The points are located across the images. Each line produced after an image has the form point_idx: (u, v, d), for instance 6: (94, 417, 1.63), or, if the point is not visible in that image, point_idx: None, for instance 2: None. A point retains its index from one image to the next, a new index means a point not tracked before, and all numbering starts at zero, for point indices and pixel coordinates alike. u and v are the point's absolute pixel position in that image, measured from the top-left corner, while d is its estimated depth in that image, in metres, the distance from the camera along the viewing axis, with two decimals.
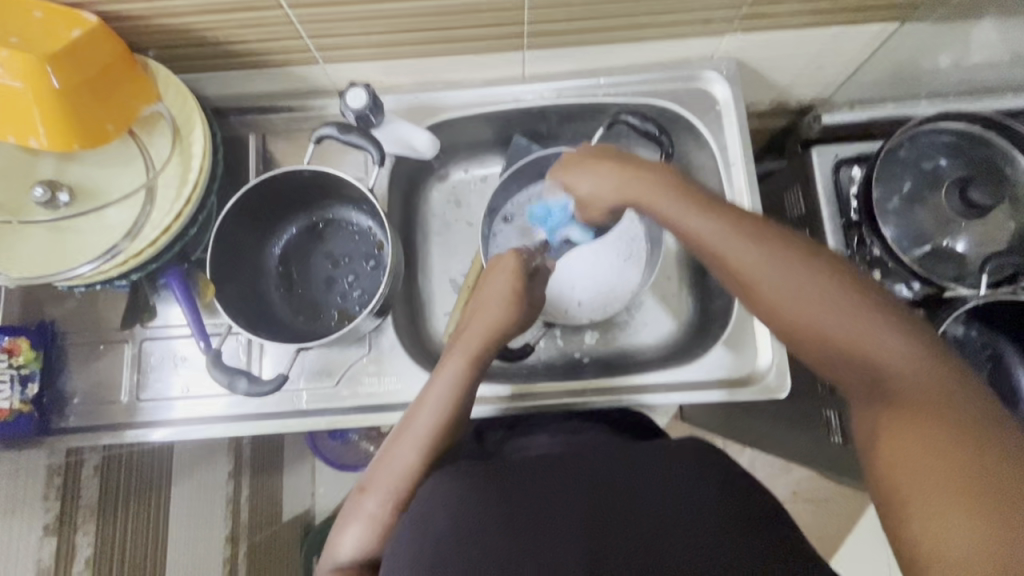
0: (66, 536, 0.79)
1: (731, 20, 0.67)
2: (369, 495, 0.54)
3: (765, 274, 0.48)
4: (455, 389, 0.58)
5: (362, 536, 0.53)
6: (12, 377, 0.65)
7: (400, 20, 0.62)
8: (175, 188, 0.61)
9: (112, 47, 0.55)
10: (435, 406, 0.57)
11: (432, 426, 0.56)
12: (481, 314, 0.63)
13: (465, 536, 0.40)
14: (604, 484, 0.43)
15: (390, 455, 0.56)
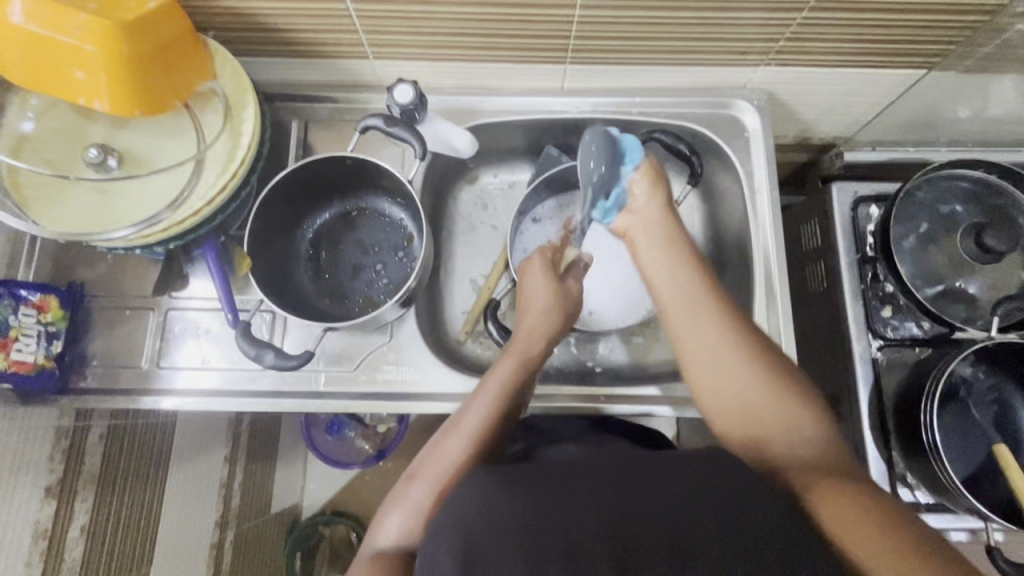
0: (65, 502, 0.79)
1: (766, 53, 0.70)
2: (416, 484, 0.55)
3: (685, 316, 0.58)
4: (505, 381, 0.60)
5: (405, 523, 0.53)
6: (40, 333, 0.66)
7: (452, 24, 0.65)
8: (224, 162, 0.63)
9: (179, 24, 0.57)
10: (486, 397, 0.59)
11: (485, 417, 0.58)
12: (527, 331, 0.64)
13: (489, 529, 0.41)
14: (623, 494, 0.43)
15: (440, 446, 0.57)
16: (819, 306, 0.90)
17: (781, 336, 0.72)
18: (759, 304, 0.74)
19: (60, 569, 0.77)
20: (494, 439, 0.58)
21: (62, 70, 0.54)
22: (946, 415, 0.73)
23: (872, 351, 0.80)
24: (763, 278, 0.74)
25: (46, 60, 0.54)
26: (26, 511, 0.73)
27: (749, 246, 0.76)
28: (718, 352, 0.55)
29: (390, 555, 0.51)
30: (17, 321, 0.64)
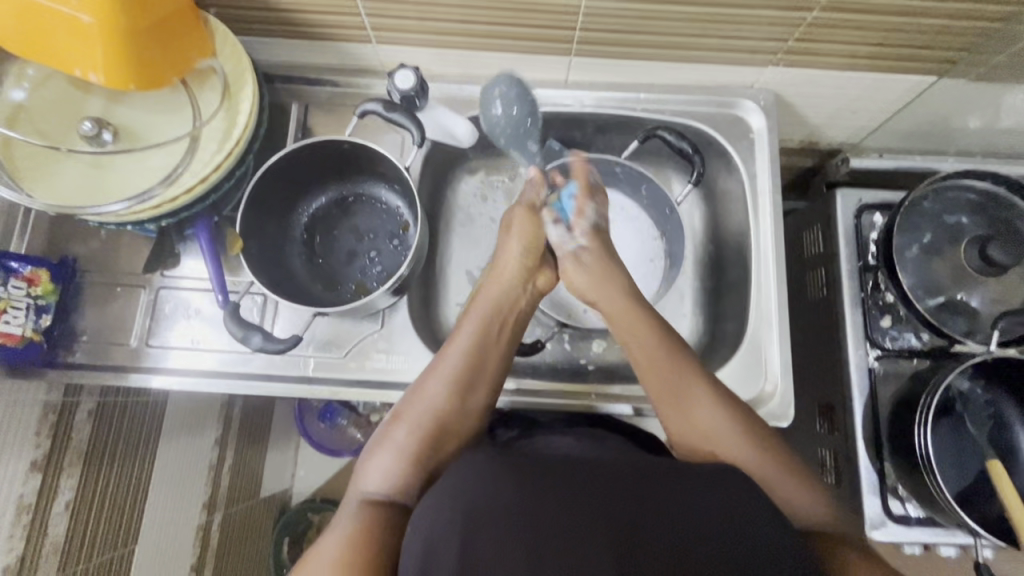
0: (50, 477, 0.78)
1: (775, 53, 0.69)
2: (399, 426, 0.55)
3: (671, 384, 0.59)
4: (481, 327, 0.62)
5: (390, 466, 0.53)
6: (29, 306, 0.65)
7: (456, 10, 0.64)
8: (219, 141, 0.62)
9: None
10: (461, 344, 0.60)
11: (461, 361, 0.59)
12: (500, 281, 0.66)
13: (492, 515, 0.41)
14: (624, 490, 0.44)
15: (420, 390, 0.58)
16: (817, 313, 0.89)
17: (777, 342, 0.71)
18: (755, 308, 0.73)
19: (43, 544, 0.77)
20: (475, 380, 0.59)
21: (55, 39, 0.53)
22: (941, 428, 0.71)
23: (869, 361, 0.79)
24: (761, 282, 0.73)
25: (38, 27, 0.52)
26: (10, 484, 0.73)
27: (749, 249, 0.75)
28: (710, 415, 0.57)
29: (375, 504, 0.50)
30: (6, 293, 0.63)
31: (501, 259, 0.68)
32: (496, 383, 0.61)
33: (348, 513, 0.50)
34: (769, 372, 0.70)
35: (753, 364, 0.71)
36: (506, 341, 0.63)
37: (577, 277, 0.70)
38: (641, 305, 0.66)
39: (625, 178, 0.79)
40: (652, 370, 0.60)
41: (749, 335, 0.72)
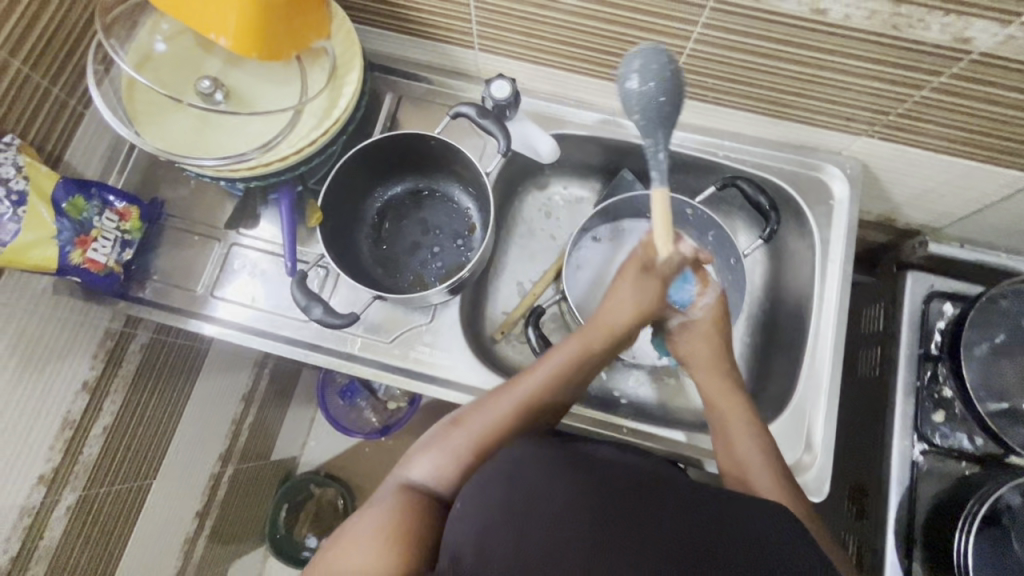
0: (96, 399, 0.83)
1: (872, 123, 0.68)
2: (460, 430, 0.56)
3: (731, 430, 0.61)
4: (571, 361, 0.60)
5: (439, 464, 0.54)
6: (116, 239, 0.70)
7: (562, 31, 0.66)
8: (319, 118, 0.66)
9: None
10: (548, 371, 0.59)
11: (542, 389, 0.58)
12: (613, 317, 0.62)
13: (541, 503, 0.43)
14: (668, 494, 0.44)
15: (490, 402, 0.57)
16: (867, 394, 0.86)
17: (823, 415, 0.69)
18: (804, 375, 0.71)
19: (77, 460, 0.81)
20: (544, 413, 0.58)
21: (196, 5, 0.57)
22: (984, 540, 0.67)
23: (914, 454, 0.76)
24: (816, 350, 0.71)
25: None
26: (61, 399, 0.77)
27: (808, 315, 0.74)
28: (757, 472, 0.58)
29: (417, 491, 0.53)
30: (98, 222, 0.68)
31: (620, 279, 0.63)
32: (561, 413, 0.60)
33: (391, 492, 0.53)
34: (808, 442, 0.69)
35: (793, 433, 0.69)
36: (585, 379, 0.62)
37: (681, 337, 0.66)
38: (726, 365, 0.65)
39: (694, 220, 0.79)
40: (717, 413, 0.63)
41: (795, 400, 0.70)
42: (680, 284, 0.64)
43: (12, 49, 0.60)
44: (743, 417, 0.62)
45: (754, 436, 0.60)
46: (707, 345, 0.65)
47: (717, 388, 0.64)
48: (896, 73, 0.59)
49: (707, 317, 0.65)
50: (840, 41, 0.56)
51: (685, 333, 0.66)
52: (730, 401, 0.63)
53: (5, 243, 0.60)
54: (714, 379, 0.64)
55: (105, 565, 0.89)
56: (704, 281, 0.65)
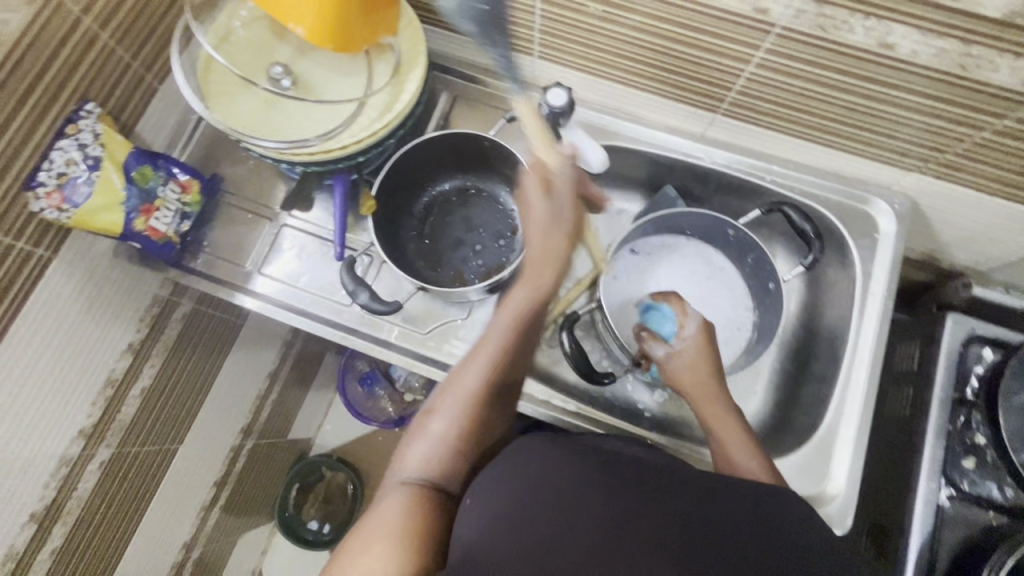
0: (138, 362, 0.86)
1: (926, 160, 0.68)
2: (436, 417, 0.52)
3: (736, 450, 0.61)
4: (519, 318, 0.54)
5: (429, 454, 0.50)
6: (177, 210, 0.73)
7: (623, 45, 0.67)
8: (381, 111, 0.68)
9: None
10: (500, 333, 0.53)
11: (498, 349, 0.53)
12: (533, 244, 0.55)
13: (562, 494, 0.42)
14: (686, 489, 0.44)
15: (455, 379, 0.53)
16: (896, 434, 0.85)
17: (851, 449, 0.68)
18: (834, 407, 0.71)
19: (115, 419, 0.85)
20: (511, 368, 0.54)
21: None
22: None
23: (940, 497, 0.75)
24: (849, 383, 0.71)
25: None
26: (106, 359, 0.81)
27: (843, 347, 0.73)
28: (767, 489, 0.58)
29: (419, 486, 0.49)
30: (162, 193, 0.71)
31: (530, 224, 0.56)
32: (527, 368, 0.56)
33: (391, 496, 0.49)
34: (833, 474, 0.68)
35: (817, 463, 0.69)
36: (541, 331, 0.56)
37: (671, 362, 0.67)
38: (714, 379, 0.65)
39: (734, 242, 0.79)
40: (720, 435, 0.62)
41: (822, 430, 0.70)
42: (659, 317, 0.74)
43: (104, 22, 0.64)
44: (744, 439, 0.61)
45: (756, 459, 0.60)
46: (698, 370, 0.65)
47: (713, 410, 0.64)
48: (956, 112, 0.59)
49: (694, 342, 0.66)
50: (903, 76, 0.57)
51: (675, 359, 0.66)
52: (729, 423, 0.63)
53: (77, 205, 0.64)
54: (709, 401, 0.64)
55: (128, 522, 0.92)
56: (685, 311, 0.68)
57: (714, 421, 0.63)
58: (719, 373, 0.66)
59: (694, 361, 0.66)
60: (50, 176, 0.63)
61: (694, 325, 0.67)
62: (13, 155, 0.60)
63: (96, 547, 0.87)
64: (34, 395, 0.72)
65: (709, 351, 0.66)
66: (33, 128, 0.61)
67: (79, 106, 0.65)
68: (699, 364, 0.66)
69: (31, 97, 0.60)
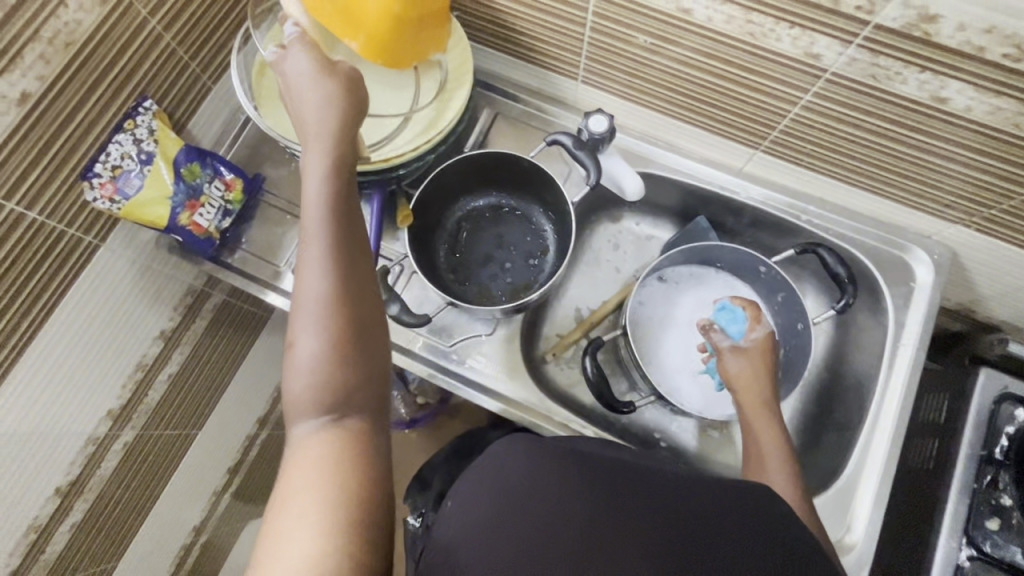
0: (168, 350, 0.89)
1: (971, 214, 0.67)
2: (301, 367, 0.46)
3: (757, 434, 0.65)
4: (326, 221, 0.48)
5: (313, 401, 0.45)
6: (219, 207, 0.75)
7: (669, 77, 0.68)
8: (425, 126, 0.69)
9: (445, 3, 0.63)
10: (319, 251, 0.47)
11: (323, 263, 0.47)
12: (324, 138, 0.50)
13: (530, 498, 0.40)
14: (665, 488, 0.42)
15: (300, 319, 0.47)
16: (918, 487, 0.83)
17: (870, 500, 0.67)
18: (857, 455, 0.70)
19: (141, 402, 0.87)
20: (359, 279, 0.48)
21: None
22: None
23: (959, 557, 0.73)
24: (873, 432, 0.70)
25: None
26: (139, 345, 0.83)
27: (870, 395, 0.72)
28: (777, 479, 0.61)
29: (320, 434, 0.45)
30: (207, 190, 0.74)
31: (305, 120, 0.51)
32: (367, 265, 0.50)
33: (297, 460, 0.44)
34: (852, 525, 0.67)
35: (835, 512, 0.68)
36: (355, 227, 0.50)
37: (730, 357, 0.70)
38: (769, 382, 0.68)
39: (764, 279, 0.78)
40: (752, 418, 0.66)
41: (843, 480, 0.69)
42: (732, 318, 0.73)
43: (167, 24, 0.67)
44: (772, 426, 0.65)
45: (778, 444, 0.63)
46: (751, 361, 0.69)
47: (754, 397, 0.67)
48: (1005, 168, 0.58)
49: (755, 343, 0.70)
50: (952, 129, 0.56)
51: (734, 354, 0.70)
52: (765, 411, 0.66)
53: (128, 197, 0.67)
54: (754, 389, 0.67)
55: (144, 502, 0.95)
56: (756, 318, 0.71)
57: (749, 406, 0.66)
58: (770, 370, 0.69)
59: (748, 357, 0.69)
60: (105, 168, 0.66)
61: (757, 331, 0.71)
62: (74, 146, 0.63)
63: (112, 524, 0.89)
64: (71, 375, 0.74)
65: (766, 355, 0.69)
66: (93, 122, 0.64)
67: (137, 103, 0.68)
68: (754, 358, 0.69)
69: (94, 92, 0.62)
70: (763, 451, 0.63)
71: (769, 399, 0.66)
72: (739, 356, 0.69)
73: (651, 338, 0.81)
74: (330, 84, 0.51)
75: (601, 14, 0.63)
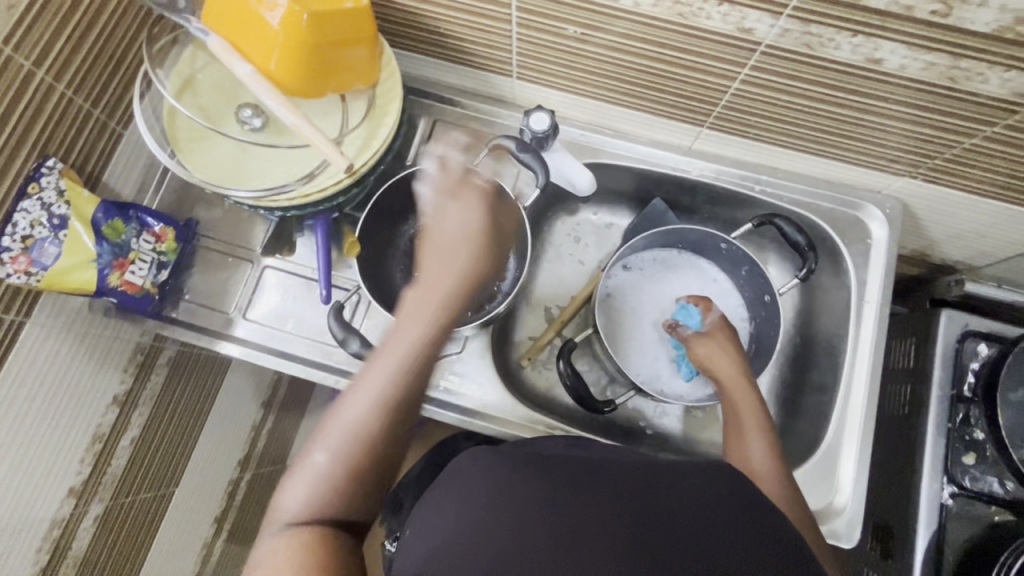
0: (125, 415, 0.84)
1: (917, 166, 0.67)
2: (306, 470, 0.44)
3: (735, 408, 0.63)
4: (389, 357, 0.44)
5: (305, 503, 0.43)
6: (153, 261, 0.70)
7: (603, 66, 0.66)
8: (359, 147, 0.65)
9: (364, 29, 0.59)
10: (373, 381, 0.44)
11: (374, 398, 0.44)
12: (435, 286, 0.46)
13: (501, 511, 0.38)
14: (638, 480, 0.40)
15: (326, 431, 0.44)
16: (898, 433, 0.85)
17: (853, 458, 0.69)
18: (836, 415, 0.71)
19: (105, 474, 0.82)
20: (400, 418, 0.45)
21: (247, 18, 0.57)
22: None
23: (943, 496, 0.75)
24: (849, 391, 0.71)
25: (246, 2, 0.56)
26: (94, 414, 0.78)
27: (841, 353, 0.73)
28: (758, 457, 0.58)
29: (294, 536, 0.42)
30: (136, 245, 0.69)
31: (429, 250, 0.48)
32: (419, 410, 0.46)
33: (263, 556, 0.41)
34: (840, 486, 0.68)
35: (821, 476, 0.69)
36: (421, 371, 0.45)
37: (695, 341, 0.69)
38: (741, 358, 0.67)
39: (726, 255, 0.78)
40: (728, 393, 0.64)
41: (826, 443, 0.70)
42: (686, 313, 0.74)
43: (58, 73, 0.61)
44: (749, 400, 0.63)
45: (755, 416, 0.61)
46: (717, 343, 0.68)
47: (727, 372, 0.66)
48: (943, 120, 0.58)
49: (715, 327, 0.70)
50: (889, 89, 0.56)
51: (699, 339, 0.69)
52: (741, 388, 0.64)
53: (46, 267, 0.61)
54: (726, 363, 0.66)
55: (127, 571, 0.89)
56: (705, 306, 0.72)
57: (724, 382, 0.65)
58: (739, 351, 0.68)
59: (714, 339, 0.69)
60: (14, 240, 0.59)
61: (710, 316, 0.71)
62: None
63: None
64: (17, 460, 0.69)
65: (732, 339, 0.69)
66: None
67: (40, 163, 0.61)
68: (721, 339, 0.69)
69: None
70: (741, 424, 0.61)
71: (740, 376, 0.65)
72: (705, 340, 0.69)
73: (624, 329, 0.80)
74: (476, 228, 0.48)
75: (524, 8, 0.60)
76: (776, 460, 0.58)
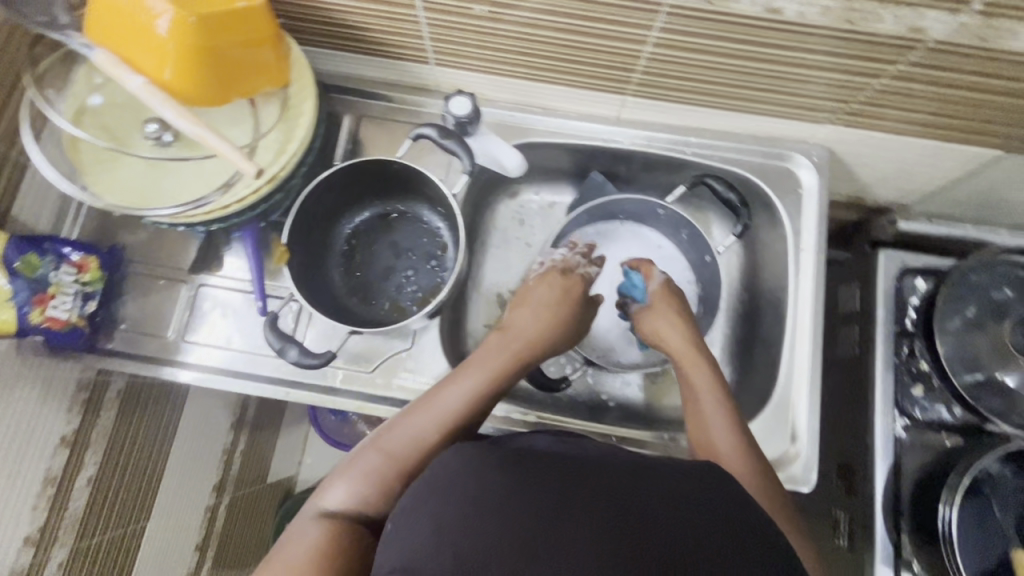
0: (76, 455, 0.81)
1: (835, 112, 0.68)
2: (356, 466, 0.50)
3: (687, 375, 0.63)
4: (464, 393, 0.55)
5: (349, 494, 0.49)
6: (77, 292, 0.67)
7: (516, 43, 0.65)
8: (275, 150, 0.63)
9: (263, 26, 0.57)
10: (438, 408, 0.53)
11: (438, 425, 0.52)
12: (507, 349, 0.59)
13: (455, 513, 0.37)
14: (589, 469, 0.41)
15: (384, 439, 0.52)
16: (852, 374, 0.87)
17: (805, 403, 0.70)
18: (786, 365, 0.72)
19: (62, 518, 0.79)
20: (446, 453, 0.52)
21: (135, 27, 0.54)
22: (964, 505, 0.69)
23: (897, 429, 0.78)
24: (796, 340, 0.72)
25: (132, 10, 0.53)
26: (39, 457, 0.75)
27: (784, 303, 0.75)
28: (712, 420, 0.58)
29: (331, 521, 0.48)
30: (55, 277, 0.66)
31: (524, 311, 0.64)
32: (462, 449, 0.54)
33: (301, 531, 0.48)
34: (796, 433, 0.70)
35: (775, 426, 0.70)
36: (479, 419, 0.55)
37: (643, 313, 0.70)
38: (689, 323, 0.67)
39: (665, 220, 0.79)
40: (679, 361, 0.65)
41: (778, 394, 0.72)
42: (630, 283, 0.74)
43: None
44: (699, 364, 0.63)
45: (706, 380, 0.62)
46: (665, 311, 0.68)
47: (679, 340, 0.66)
48: (851, 63, 0.59)
49: (661, 294, 0.70)
50: (793, 37, 0.56)
51: (647, 310, 0.70)
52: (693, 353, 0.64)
53: None
54: (675, 331, 0.67)
55: None
56: (648, 272, 0.72)
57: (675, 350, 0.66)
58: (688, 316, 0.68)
59: (661, 308, 0.69)
60: None
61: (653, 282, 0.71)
62: None
63: None
64: None
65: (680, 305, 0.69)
66: None
67: None
68: (670, 307, 0.69)
69: None
70: (693, 390, 0.62)
71: (690, 341, 0.65)
72: (654, 311, 0.69)
73: None
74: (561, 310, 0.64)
75: None
76: (731, 420, 0.58)
